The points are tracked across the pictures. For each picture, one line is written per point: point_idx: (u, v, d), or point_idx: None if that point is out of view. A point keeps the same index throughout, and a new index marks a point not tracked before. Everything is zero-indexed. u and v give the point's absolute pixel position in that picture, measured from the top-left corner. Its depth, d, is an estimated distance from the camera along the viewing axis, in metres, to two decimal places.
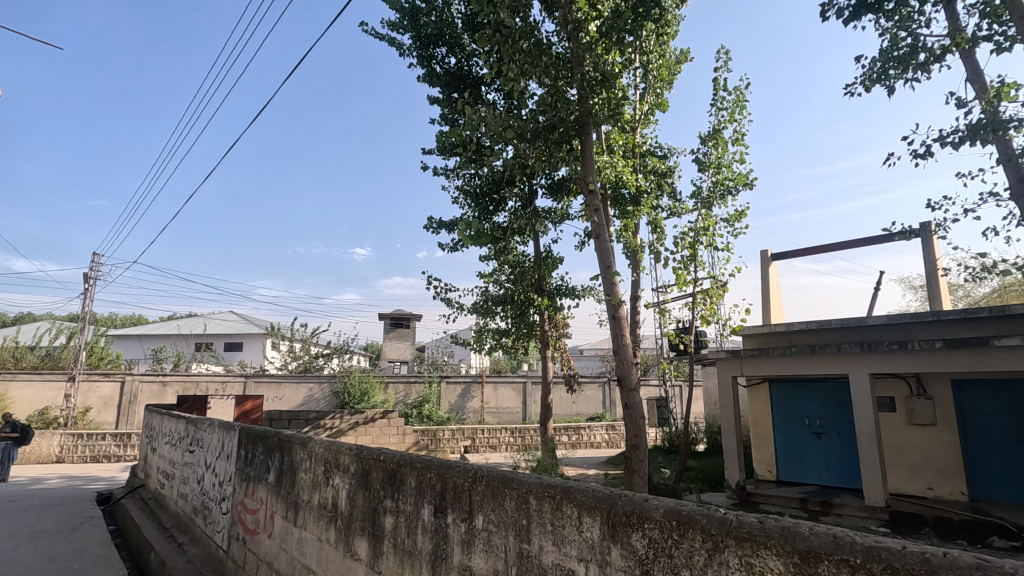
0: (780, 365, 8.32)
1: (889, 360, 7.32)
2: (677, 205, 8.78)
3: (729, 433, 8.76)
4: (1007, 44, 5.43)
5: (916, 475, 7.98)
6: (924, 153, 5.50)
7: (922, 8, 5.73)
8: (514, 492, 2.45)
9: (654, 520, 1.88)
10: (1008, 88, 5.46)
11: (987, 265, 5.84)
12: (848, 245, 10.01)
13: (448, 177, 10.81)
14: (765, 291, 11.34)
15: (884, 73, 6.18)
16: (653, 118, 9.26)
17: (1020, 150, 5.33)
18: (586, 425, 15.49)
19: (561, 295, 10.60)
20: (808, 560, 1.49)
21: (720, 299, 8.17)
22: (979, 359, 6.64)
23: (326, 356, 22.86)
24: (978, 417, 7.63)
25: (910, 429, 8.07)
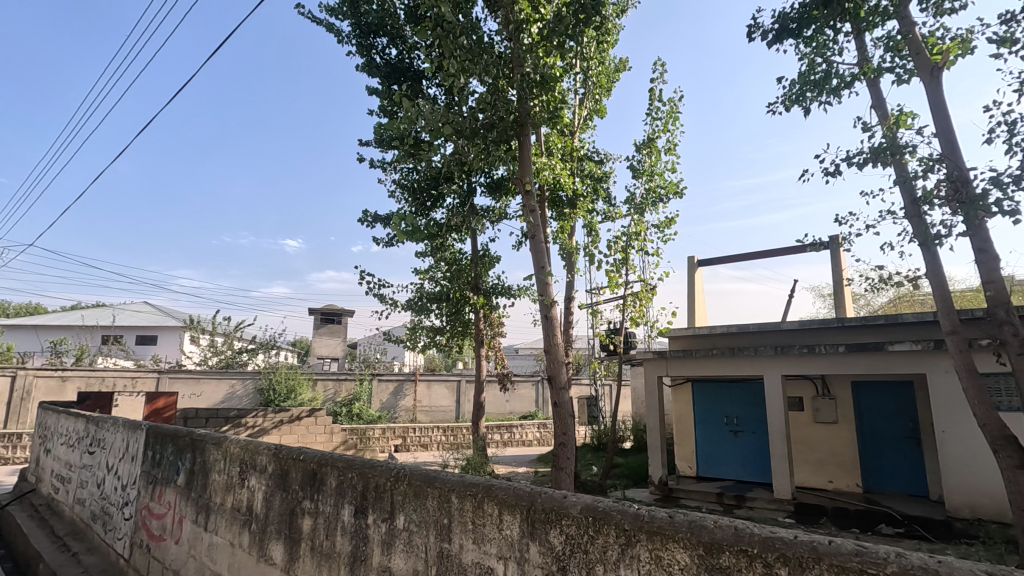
0: (702, 366, 8.75)
1: (798, 363, 7.85)
2: (612, 210, 9.00)
3: (653, 432, 9.10)
4: (905, 76, 5.96)
5: (819, 469, 8.64)
6: (833, 171, 5.91)
7: (836, 38, 6.17)
8: (437, 491, 2.43)
9: (571, 517, 1.92)
10: (906, 117, 6.00)
11: (885, 277, 6.34)
12: (766, 254, 10.66)
13: (385, 171, 10.56)
14: (691, 296, 11.88)
15: (802, 95, 6.62)
16: (592, 124, 9.46)
17: (914, 173, 5.88)
18: (518, 423, 15.64)
19: (496, 294, 10.60)
20: (711, 552, 1.57)
21: (650, 302, 8.47)
22: (876, 363, 7.26)
23: (250, 352, 21.77)
24: (873, 415, 8.34)
25: (815, 426, 8.75)
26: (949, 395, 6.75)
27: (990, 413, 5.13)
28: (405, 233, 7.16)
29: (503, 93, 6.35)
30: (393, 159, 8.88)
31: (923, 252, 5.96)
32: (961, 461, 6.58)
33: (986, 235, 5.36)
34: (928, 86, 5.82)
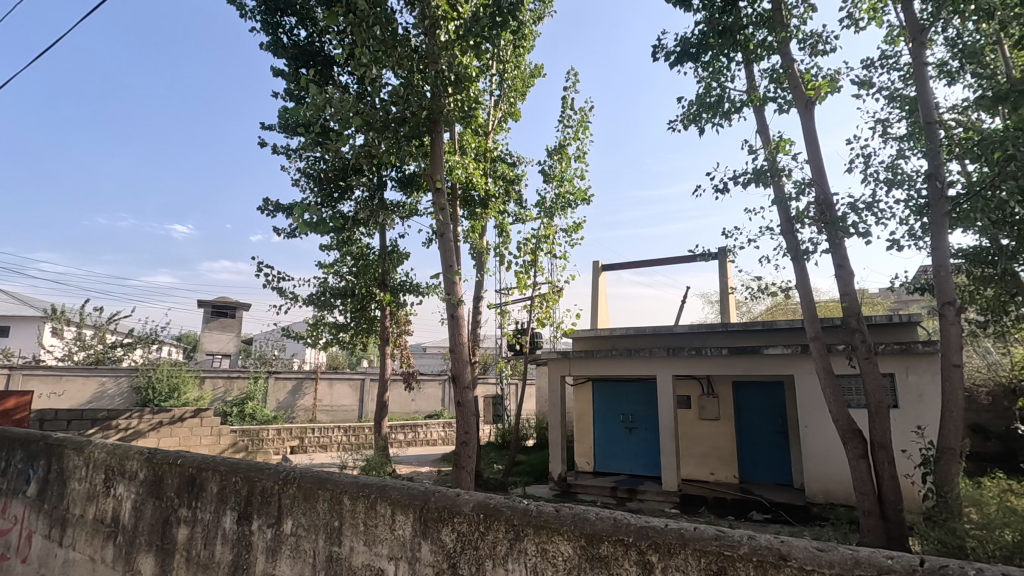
0: (603, 366, 9.15)
1: (688, 364, 8.45)
2: (522, 212, 9.17)
3: (554, 429, 9.38)
4: (784, 107, 6.61)
5: (703, 462, 9.36)
6: (723, 188, 6.42)
7: (730, 65, 6.71)
8: (328, 493, 2.35)
9: (463, 514, 1.95)
10: (784, 143, 6.66)
11: (764, 286, 6.97)
12: (663, 262, 11.39)
13: (289, 157, 10.02)
14: (594, 299, 12.39)
15: (698, 116, 7.14)
16: (506, 126, 9.60)
17: (789, 194, 6.53)
18: (423, 423, 15.49)
19: (404, 291, 10.40)
20: (592, 542, 1.67)
21: (556, 304, 8.72)
22: (753, 365, 7.99)
23: (126, 347, 19.69)
24: (750, 413, 9.17)
25: (700, 423, 9.47)
26: (811, 395, 7.59)
27: (842, 410, 5.83)
28: (308, 224, 6.82)
29: (418, 89, 6.25)
30: (298, 147, 8.45)
31: (794, 266, 6.65)
32: (818, 452, 7.42)
33: (844, 252, 6.09)
34: (803, 117, 6.50)
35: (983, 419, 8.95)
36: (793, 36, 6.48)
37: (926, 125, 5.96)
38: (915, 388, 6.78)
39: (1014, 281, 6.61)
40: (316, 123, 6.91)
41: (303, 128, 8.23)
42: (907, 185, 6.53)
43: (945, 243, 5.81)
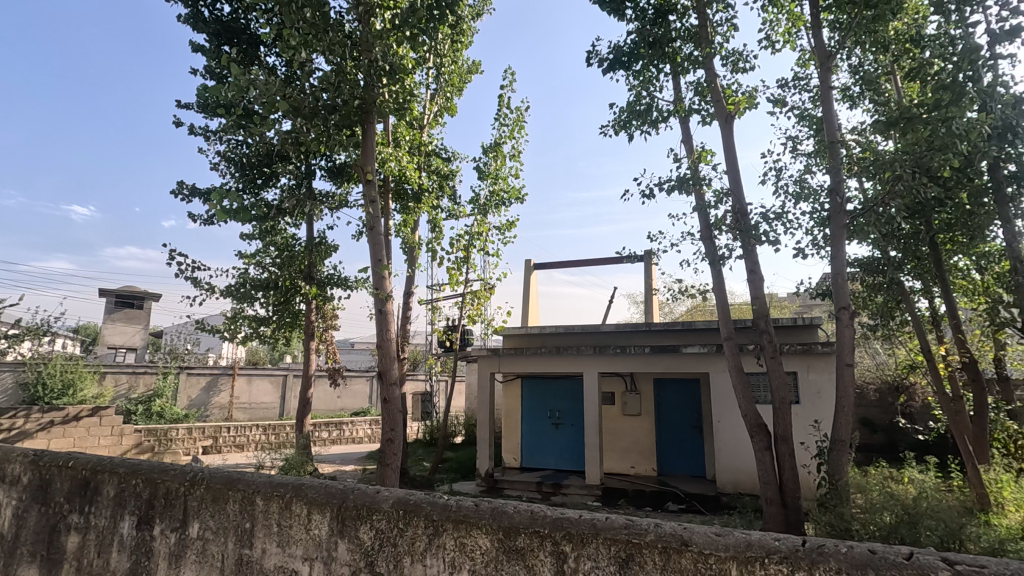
0: (531, 363, 9.29)
1: (613, 361, 8.75)
2: (456, 208, 9.11)
3: (483, 426, 9.42)
4: (707, 119, 6.98)
5: (624, 456, 9.72)
6: (649, 194, 6.69)
7: (658, 76, 7.00)
8: (239, 494, 2.25)
9: (382, 511, 1.93)
10: (706, 154, 7.05)
11: (684, 289, 7.33)
12: (592, 262, 11.71)
13: (208, 139, 9.42)
14: (526, 297, 12.54)
15: (629, 123, 7.39)
16: (442, 121, 9.51)
17: (709, 202, 6.92)
18: (349, 421, 15.07)
19: (331, 284, 10.05)
20: (510, 535, 1.72)
21: (487, 301, 8.73)
22: (673, 363, 8.39)
23: (12, 339, 17.78)
24: (669, 408, 9.63)
25: (624, 418, 9.83)
26: (723, 391, 8.08)
27: (750, 406, 6.24)
28: (227, 211, 6.43)
29: (350, 76, 6.06)
30: (218, 128, 7.95)
31: (712, 270, 7.05)
32: (729, 445, 7.91)
33: (756, 259, 6.53)
34: (723, 129, 6.90)
35: (870, 413, 9.89)
36: (716, 52, 6.85)
37: (829, 144, 6.49)
38: (814, 385, 7.38)
39: (899, 290, 7.34)
40: (239, 104, 6.54)
41: (223, 109, 7.76)
42: (812, 199, 7.09)
43: (842, 254, 6.37)
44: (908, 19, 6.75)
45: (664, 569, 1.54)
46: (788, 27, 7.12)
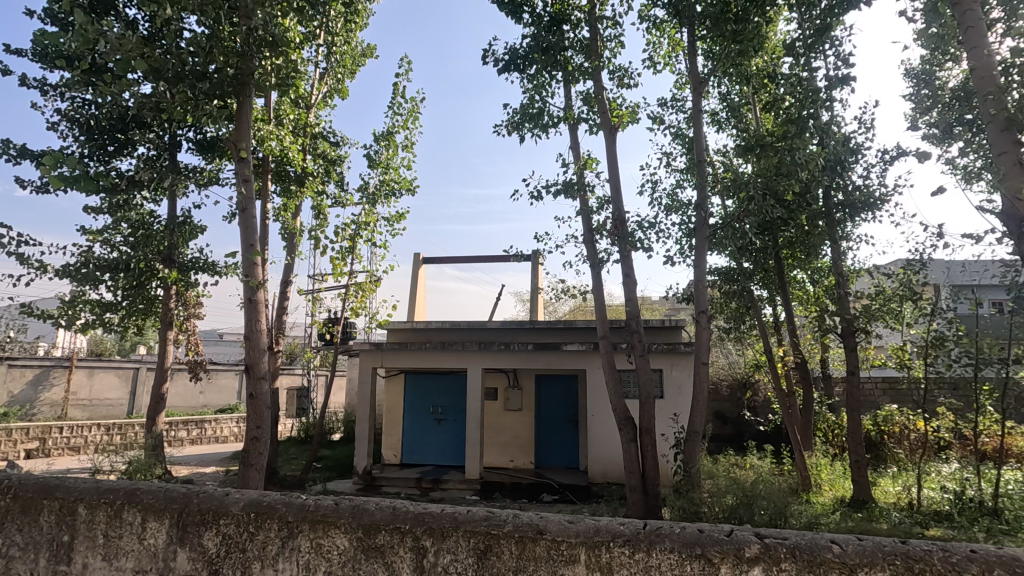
0: (415, 359, 9.15)
1: (496, 358, 8.90)
2: (343, 195, 8.69)
3: (362, 422, 9.12)
4: (594, 128, 7.33)
5: (504, 450, 9.94)
6: (538, 196, 6.88)
7: (551, 82, 7.21)
8: (55, 502, 1.96)
9: (231, 515, 1.80)
10: (591, 162, 7.40)
11: (567, 289, 7.63)
12: (481, 259, 11.82)
13: (46, 94, 8.10)
14: (413, 291, 12.33)
15: (521, 125, 7.55)
16: (331, 103, 9.01)
17: (592, 208, 7.28)
18: (212, 419, 13.82)
19: (196, 269, 9.12)
20: (369, 533, 1.70)
21: (372, 293, 8.45)
22: (553, 359, 8.74)
23: None
24: (548, 403, 10.00)
25: (505, 413, 10.05)
26: (597, 386, 8.57)
27: (620, 401, 6.66)
28: (65, 179, 5.55)
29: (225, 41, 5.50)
30: (58, 82, 6.85)
31: (592, 271, 7.41)
32: (600, 438, 8.42)
33: (631, 263, 6.98)
34: (607, 140, 7.29)
35: (723, 407, 11.03)
36: (605, 65, 7.21)
37: (698, 162, 7.12)
38: (676, 381, 8.09)
39: (749, 297, 8.25)
40: (87, 57, 5.68)
41: (66, 60, 6.70)
42: (682, 211, 7.73)
43: (704, 263, 7.02)
44: (767, 58, 7.59)
45: (520, 558, 1.61)
46: (668, 50, 7.69)
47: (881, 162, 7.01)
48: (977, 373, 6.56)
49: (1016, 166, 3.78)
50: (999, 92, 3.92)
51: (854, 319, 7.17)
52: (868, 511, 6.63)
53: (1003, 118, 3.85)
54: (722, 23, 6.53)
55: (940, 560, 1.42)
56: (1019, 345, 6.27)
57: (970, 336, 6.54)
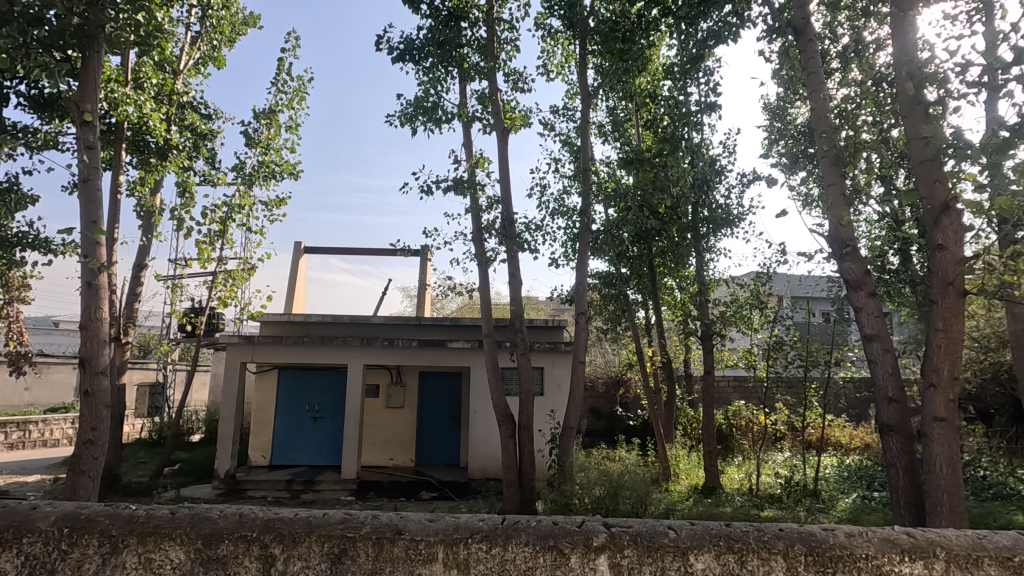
0: (291, 354, 8.61)
1: (379, 354, 8.65)
2: (213, 173, 7.92)
3: (226, 421, 8.39)
4: (487, 128, 7.38)
5: (383, 448, 9.69)
6: (428, 190, 6.77)
7: (447, 78, 7.13)
8: None
9: (38, 532, 1.63)
10: (483, 161, 7.45)
11: (455, 286, 7.61)
12: (369, 251, 11.43)
13: None
14: (291, 282, 11.60)
15: (415, 117, 7.40)
16: (204, 71, 8.17)
17: (482, 206, 7.32)
18: (38, 420, 11.93)
19: (23, 245, 7.80)
20: (209, 543, 1.61)
21: (244, 283, 7.80)
22: (438, 356, 8.71)
23: None
24: (431, 400, 9.92)
25: (386, 410, 9.81)
26: (480, 383, 8.67)
27: (501, 398, 6.78)
28: None
29: None
30: None
31: (480, 270, 7.47)
32: (481, 434, 8.52)
33: (518, 264, 7.14)
34: (500, 141, 7.38)
35: (598, 404, 11.68)
36: (500, 67, 7.30)
37: (584, 170, 7.42)
38: (555, 379, 8.42)
39: (625, 301, 8.81)
40: None
41: None
42: (568, 216, 8.05)
43: (585, 267, 7.37)
44: (650, 78, 8.14)
45: (376, 559, 1.60)
46: (562, 61, 7.97)
47: (740, 184, 7.85)
48: (807, 373, 7.57)
49: (841, 197, 4.42)
50: (831, 132, 4.56)
51: (711, 324, 7.95)
52: (716, 496, 7.39)
53: (833, 154, 4.47)
54: (611, 41, 6.88)
55: (755, 539, 1.59)
56: (839, 349, 7.33)
57: (802, 341, 7.53)
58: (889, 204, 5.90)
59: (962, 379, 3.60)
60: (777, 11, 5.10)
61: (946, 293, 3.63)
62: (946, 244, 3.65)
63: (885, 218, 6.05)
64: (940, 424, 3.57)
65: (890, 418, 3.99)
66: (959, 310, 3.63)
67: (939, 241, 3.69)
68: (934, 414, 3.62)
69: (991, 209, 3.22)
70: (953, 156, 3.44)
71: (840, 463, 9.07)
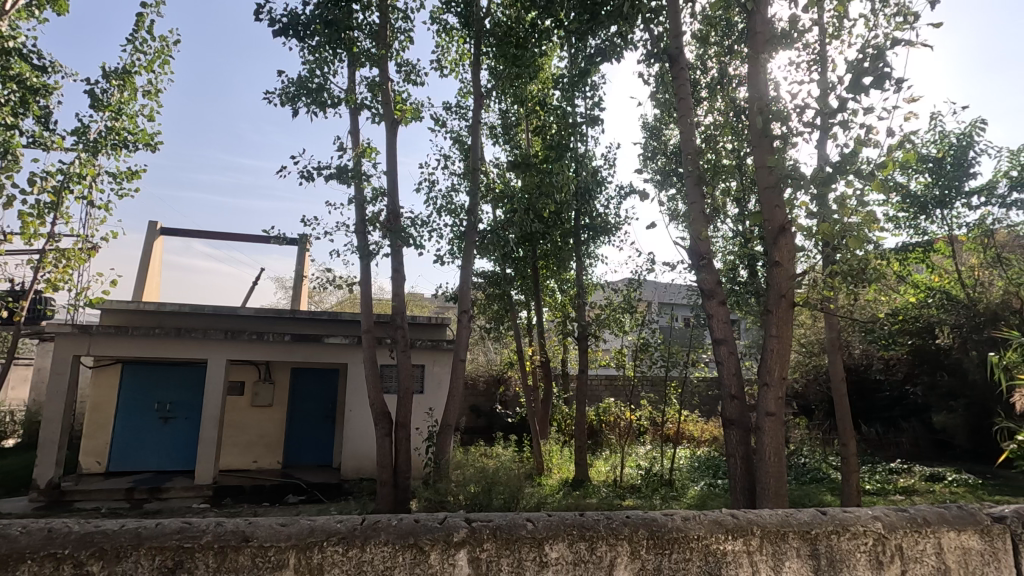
0: (138, 347, 7.65)
1: (245, 348, 7.98)
2: (46, 135, 6.80)
3: (51, 423, 7.24)
4: (375, 117, 7.14)
5: (246, 450, 8.97)
6: (308, 176, 6.37)
7: (334, 59, 6.79)
8: None
9: None
10: (370, 151, 7.19)
11: (335, 279, 7.25)
12: (239, 237, 10.53)
13: None
14: (143, 266, 10.32)
15: (297, 98, 6.95)
16: (39, 15, 6.99)
17: (367, 198, 7.06)
18: None
19: None
20: (7, 565, 1.43)
21: (81, 264, 6.78)
22: (312, 352, 8.26)
23: None
24: (303, 398, 9.38)
25: (251, 409, 9.08)
26: (357, 380, 8.37)
27: (378, 396, 6.58)
28: None
29: None
30: None
31: (361, 263, 7.20)
32: (356, 433, 8.23)
33: (402, 259, 6.99)
34: (389, 132, 7.18)
35: (478, 401, 11.83)
36: (392, 56, 7.11)
37: (473, 169, 7.43)
38: (436, 377, 8.37)
39: (507, 301, 8.99)
40: None
41: None
42: (455, 214, 8.04)
43: (471, 266, 7.41)
44: (541, 86, 8.39)
45: (217, 570, 1.50)
46: (456, 58, 7.94)
47: (618, 196, 8.38)
48: (669, 373, 8.27)
49: (700, 214, 4.88)
50: (696, 154, 5.02)
51: (587, 326, 8.41)
52: (584, 488, 7.81)
53: (696, 175, 4.94)
54: (505, 45, 7.01)
55: (605, 526, 1.70)
56: (695, 351, 8.11)
57: (665, 342, 8.24)
58: (741, 223, 6.63)
59: (788, 379, 4.16)
60: (655, 39, 5.51)
61: (779, 304, 4.17)
62: (781, 261, 4.19)
63: (737, 235, 6.79)
64: (770, 418, 4.08)
65: (732, 413, 4.48)
66: (788, 318, 4.18)
67: (776, 258, 4.23)
68: (766, 409, 4.13)
69: (816, 232, 3.74)
70: (790, 185, 3.94)
71: (692, 454, 10.04)
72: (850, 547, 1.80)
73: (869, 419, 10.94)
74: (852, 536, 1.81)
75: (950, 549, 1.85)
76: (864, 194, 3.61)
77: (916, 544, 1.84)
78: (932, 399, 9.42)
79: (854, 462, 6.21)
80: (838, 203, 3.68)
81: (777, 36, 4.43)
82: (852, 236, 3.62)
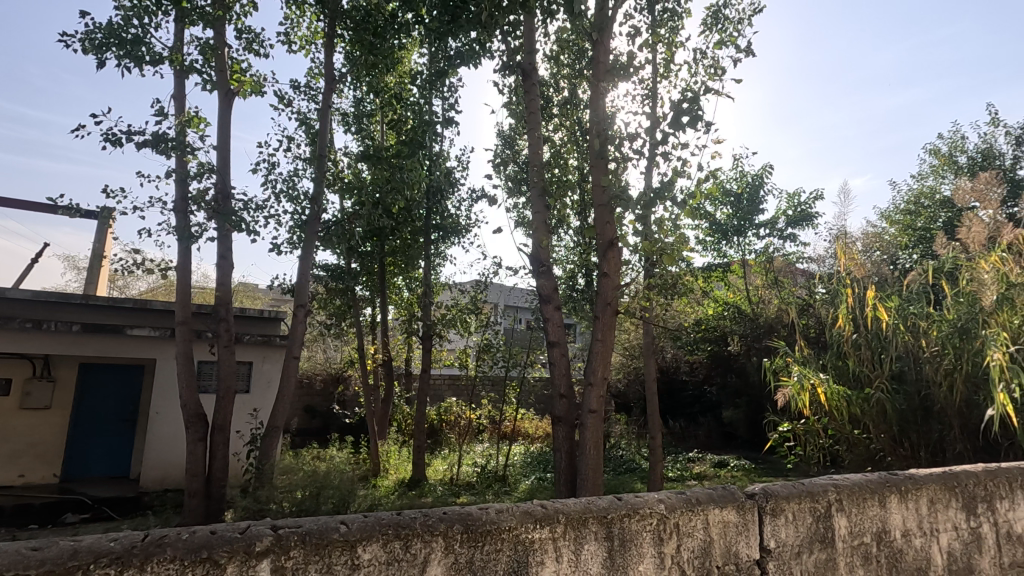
0: None
1: (15, 340, 6.58)
2: None
3: None
4: (205, 84, 6.37)
5: (9, 464, 7.40)
6: (115, 140, 5.44)
7: (157, 10, 5.92)
8: None
9: None
10: (197, 120, 6.42)
11: (144, 262, 6.26)
12: (15, 203, 8.65)
13: None
14: None
15: (105, 47, 5.93)
16: None
17: (191, 172, 6.27)
18: None
19: None
20: None
21: None
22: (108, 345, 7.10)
23: None
24: (94, 399, 8.01)
25: (21, 413, 7.51)
26: (166, 378, 7.38)
27: (192, 396, 5.85)
28: None
29: None
30: None
31: (180, 246, 6.36)
32: (161, 438, 7.25)
33: (230, 245, 6.32)
34: (221, 103, 6.45)
35: (313, 402, 11.16)
36: (231, 20, 6.41)
37: (319, 155, 6.97)
38: (263, 376, 7.72)
39: (351, 297, 8.55)
40: None
41: None
42: (297, 201, 7.48)
43: (311, 258, 6.95)
44: (397, 80, 8.23)
45: None
46: (307, 35, 7.43)
47: (469, 198, 8.54)
48: (508, 373, 8.67)
49: (543, 224, 5.15)
50: (542, 168, 5.32)
51: (431, 325, 8.43)
52: (419, 488, 7.78)
53: (540, 187, 5.22)
54: (362, 31, 6.71)
55: (420, 524, 1.72)
56: (533, 352, 8.55)
57: (506, 344, 8.65)
58: (579, 235, 7.17)
59: (609, 380, 4.58)
60: (512, 51, 5.71)
61: (605, 311, 4.59)
62: (608, 272, 4.61)
63: (575, 247, 7.33)
64: (592, 415, 4.46)
65: (561, 410, 4.81)
66: (612, 325, 4.62)
67: (605, 270, 4.63)
68: (590, 407, 4.49)
69: (640, 248, 4.19)
70: (620, 205, 4.36)
71: (525, 450, 10.56)
72: (638, 527, 2.04)
73: (675, 415, 12.50)
74: (640, 517, 2.05)
75: (714, 523, 2.20)
76: (678, 218, 4.14)
77: (689, 521, 2.15)
78: (723, 397, 11.06)
79: (659, 453, 7.04)
80: (657, 224, 4.17)
81: (617, 68, 4.85)
82: (668, 254, 4.11)
